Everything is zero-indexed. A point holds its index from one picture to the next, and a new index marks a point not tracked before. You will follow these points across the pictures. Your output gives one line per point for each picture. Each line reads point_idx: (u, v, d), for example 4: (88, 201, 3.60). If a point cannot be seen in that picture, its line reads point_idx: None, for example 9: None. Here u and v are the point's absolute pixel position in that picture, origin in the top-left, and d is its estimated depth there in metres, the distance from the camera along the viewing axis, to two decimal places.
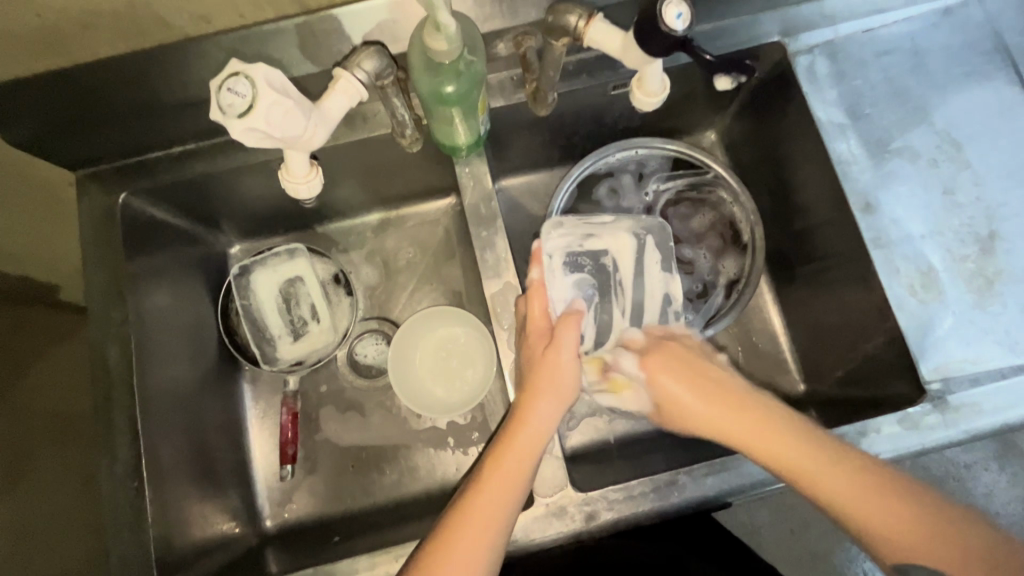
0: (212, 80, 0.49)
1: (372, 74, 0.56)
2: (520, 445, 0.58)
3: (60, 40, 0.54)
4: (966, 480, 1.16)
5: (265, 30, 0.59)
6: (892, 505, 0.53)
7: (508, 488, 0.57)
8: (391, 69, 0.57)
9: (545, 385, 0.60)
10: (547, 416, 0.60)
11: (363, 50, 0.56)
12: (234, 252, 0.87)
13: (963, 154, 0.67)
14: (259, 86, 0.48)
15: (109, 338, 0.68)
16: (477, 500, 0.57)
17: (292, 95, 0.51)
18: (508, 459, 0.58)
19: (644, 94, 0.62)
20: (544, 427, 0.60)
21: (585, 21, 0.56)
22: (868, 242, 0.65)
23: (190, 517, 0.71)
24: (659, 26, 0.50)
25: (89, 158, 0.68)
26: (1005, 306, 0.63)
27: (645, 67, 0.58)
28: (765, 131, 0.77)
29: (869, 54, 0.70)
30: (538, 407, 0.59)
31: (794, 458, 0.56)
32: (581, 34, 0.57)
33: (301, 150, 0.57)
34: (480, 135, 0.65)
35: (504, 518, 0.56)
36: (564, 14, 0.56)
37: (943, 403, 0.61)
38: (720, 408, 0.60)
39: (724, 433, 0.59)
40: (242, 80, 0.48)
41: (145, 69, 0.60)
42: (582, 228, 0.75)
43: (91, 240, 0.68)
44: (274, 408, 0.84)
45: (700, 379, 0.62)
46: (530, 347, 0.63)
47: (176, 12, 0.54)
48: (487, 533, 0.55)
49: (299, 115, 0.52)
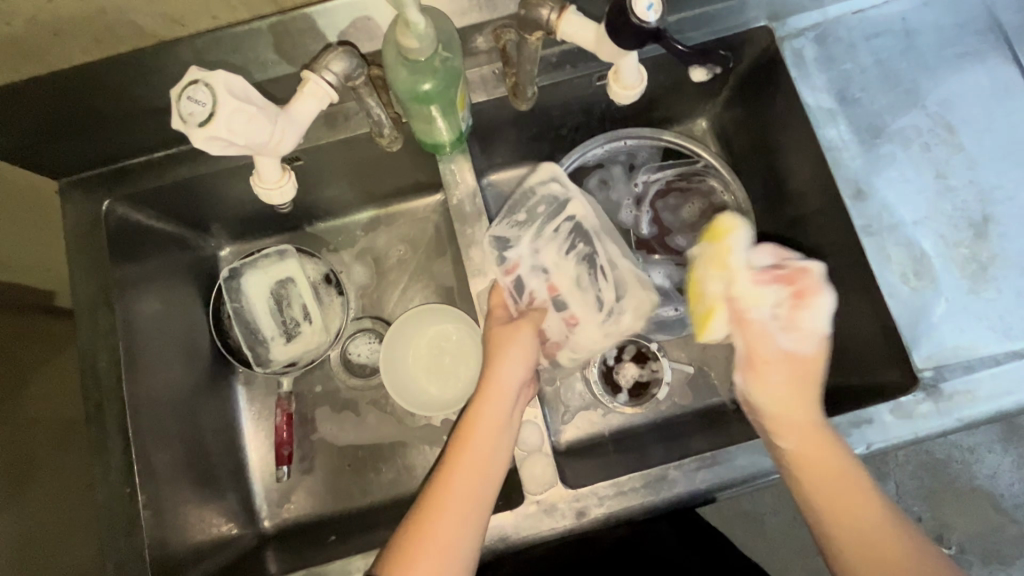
0: (174, 90, 0.49)
1: (342, 75, 0.55)
2: (486, 417, 0.59)
3: (30, 48, 0.53)
4: (971, 462, 1.21)
5: (238, 32, 0.58)
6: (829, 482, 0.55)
7: (480, 462, 0.58)
8: (361, 69, 0.56)
9: (499, 351, 0.62)
10: (513, 375, 0.61)
11: (332, 51, 0.55)
12: (224, 255, 0.86)
13: (955, 136, 0.66)
14: (220, 94, 0.48)
15: (97, 345, 0.68)
16: (450, 480, 0.57)
17: (255, 101, 0.51)
18: (476, 435, 0.58)
19: (621, 87, 0.60)
20: (508, 395, 0.60)
21: (557, 14, 0.55)
22: (858, 230, 0.64)
23: (189, 520, 0.73)
24: (631, 19, 0.49)
25: (71, 167, 0.68)
26: (999, 291, 0.62)
27: (620, 58, 0.57)
28: (757, 116, 0.76)
29: (859, 36, 0.68)
30: (500, 375, 0.61)
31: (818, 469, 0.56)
32: (553, 28, 0.55)
33: (272, 156, 0.56)
34: (462, 132, 0.64)
35: (481, 496, 0.57)
36: (536, 7, 0.55)
37: (936, 392, 0.60)
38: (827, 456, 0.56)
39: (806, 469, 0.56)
40: (203, 89, 0.48)
41: (122, 75, 0.59)
42: (513, 218, 0.70)
43: (77, 246, 0.68)
44: (269, 410, 0.84)
45: (795, 398, 0.59)
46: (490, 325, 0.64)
47: (148, 16, 0.53)
48: (465, 510, 0.56)
49: (263, 121, 0.51)
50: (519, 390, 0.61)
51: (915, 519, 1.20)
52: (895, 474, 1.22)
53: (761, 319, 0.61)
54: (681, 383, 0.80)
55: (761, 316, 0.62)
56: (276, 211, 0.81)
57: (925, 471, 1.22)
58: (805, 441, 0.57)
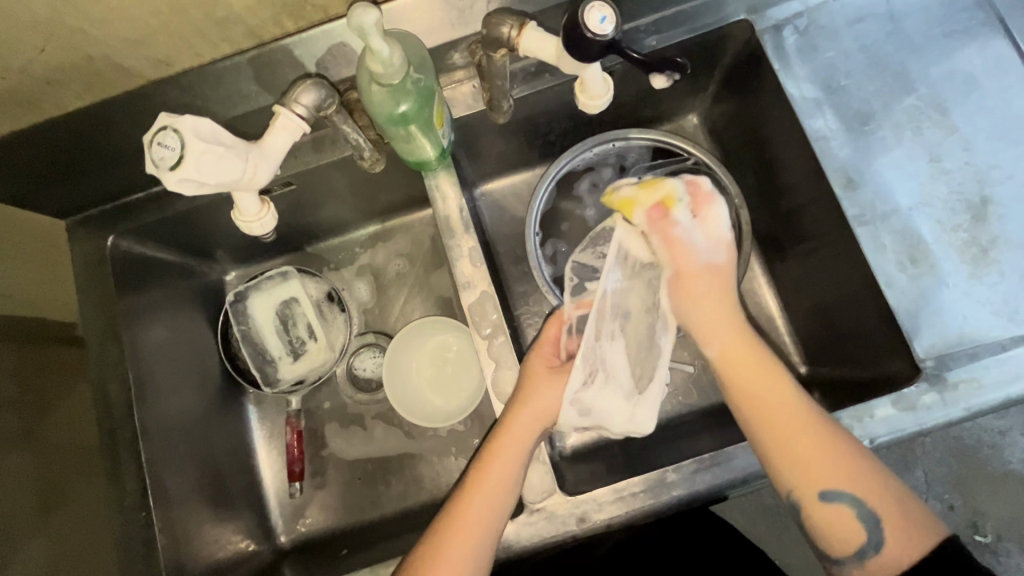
0: (147, 136, 0.52)
1: (312, 107, 0.57)
2: (504, 450, 0.60)
3: (28, 97, 0.57)
4: (1002, 447, 1.17)
5: (219, 68, 0.60)
6: (804, 433, 0.56)
7: (495, 494, 0.59)
8: (332, 98, 0.58)
9: (527, 394, 0.62)
10: (529, 424, 0.61)
11: (300, 84, 0.56)
12: (230, 279, 0.89)
13: (948, 118, 0.64)
14: (186, 138, 0.51)
15: (108, 376, 0.71)
16: (463, 510, 0.59)
17: (224, 140, 0.53)
18: (491, 466, 0.60)
19: (587, 97, 0.62)
20: (529, 433, 0.61)
21: (517, 31, 0.57)
22: (851, 219, 0.63)
23: (205, 539, 0.75)
24: (585, 34, 0.51)
25: (77, 206, 0.71)
26: (1002, 274, 0.60)
27: (583, 72, 0.59)
28: (746, 109, 0.75)
29: (842, 22, 0.67)
30: (520, 414, 0.61)
31: (806, 452, 0.55)
32: (514, 45, 0.58)
33: (249, 190, 0.58)
34: (445, 147, 0.64)
35: (491, 528, 0.58)
36: (497, 25, 0.57)
37: (940, 381, 0.59)
38: (805, 430, 0.56)
39: (798, 455, 0.55)
40: (170, 134, 0.51)
41: (115, 118, 0.62)
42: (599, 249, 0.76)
43: (85, 282, 0.71)
44: (280, 428, 0.87)
45: (730, 325, 0.60)
46: (532, 362, 0.65)
47: (134, 59, 0.56)
48: (477, 536, 0.58)
49: (232, 158, 0.53)
50: (538, 433, 0.62)
51: (946, 507, 1.17)
52: (923, 462, 1.18)
53: (687, 228, 0.62)
54: (683, 383, 0.79)
55: (683, 225, 0.62)
56: (260, 241, 0.83)
57: (953, 458, 1.18)
58: (739, 355, 0.60)
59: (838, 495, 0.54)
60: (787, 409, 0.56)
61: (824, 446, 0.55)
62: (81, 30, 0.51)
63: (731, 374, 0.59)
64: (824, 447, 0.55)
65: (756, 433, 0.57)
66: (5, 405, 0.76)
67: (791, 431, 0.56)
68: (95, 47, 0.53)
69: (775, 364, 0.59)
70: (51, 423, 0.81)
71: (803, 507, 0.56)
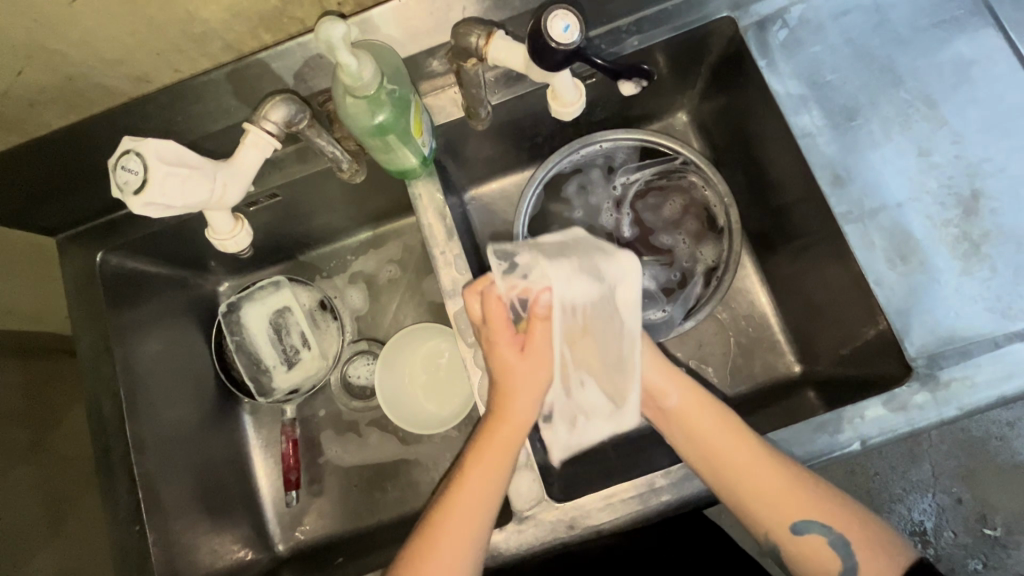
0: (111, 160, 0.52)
1: (281, 122, 0.57)
2: (499, 438, 0.58)
3: (11, 119, 0.58)
4: (1011, 439, 1.15)
5: (197, 83, 0.60)
6: (769, 476, 0.57)
7: (488, 482, 0.58)
8: (301, 113, 0.58)
9: (516, 384, 0.58)
10: (527, 410, 0.59)
11: (269, 101, 0.57)
12: (223, 289, 0.90)
13: (937, 110, 0.63)
14: (150, 162, 0.51)
15: (100, 390, 0.71)
16: (456, 500, 0.58)
17: (189, 162, 0.54)
18: (487, 455, 0.58)
19: (560, 104, 0.63)
20: (525, 421, 0.59)
21: (485, 40, 0.57)
22: (839, 216, 0.62)
23: (200, 550, 0.76)
24: (547, 41, 0.52)
25: (66, 224, 0.71)
26: (994, 270, 0.59)
27: (554, 78, 0.59)
28: (733, 107, 0.74)
29: (827, 16, 0.66)
30: (518, 404, 0.58)
31: (765, 495, 0.57)
32: (483, 53, 0.58)
33: (222, 208, 0.58)
34: (426, 156, 0.64)
35: (484, 521, 0.58)
36: (466, 35, 0.57)
37: (932, 380, 0.58)
38: (764, 474, 0.57)
39: (756, 496, 0.57)
40: (133, 158, 0.51)
41: (97, 136, 0.63)
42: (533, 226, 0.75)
43: (76, 298, 0.72)
44: (276, 436, 0.87)
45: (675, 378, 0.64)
46: (497, 353, 0.58)
47: (113, 77, 0.56)
48: (470, 529, 0.57)
49: (197, 180, 0.54)
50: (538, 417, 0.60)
51: (953, 501, 1.15)
52: (929, 456, 1.17)
53: None
54: None
55: None
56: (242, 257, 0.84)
57: (960, 451, 1.16)
58: (694, 414, 0.62)
59: (806, 525, 0.57)
60: (746, 458, 0.58)
61: (791, 485, 0.57)
62: (57, 51, 0.52)
63: (685, 429, 0.61)
64: (793, 486, 0.57)
65: (715, 481, 0.59)
66: (9, 421, 0.79)
67: (749, 470, 0.58)
68: (73, 68, 0.54)
69: (730, 416, 0.61)
70: (55, 437, 0.83)
71: (779, 541, 0.58)
